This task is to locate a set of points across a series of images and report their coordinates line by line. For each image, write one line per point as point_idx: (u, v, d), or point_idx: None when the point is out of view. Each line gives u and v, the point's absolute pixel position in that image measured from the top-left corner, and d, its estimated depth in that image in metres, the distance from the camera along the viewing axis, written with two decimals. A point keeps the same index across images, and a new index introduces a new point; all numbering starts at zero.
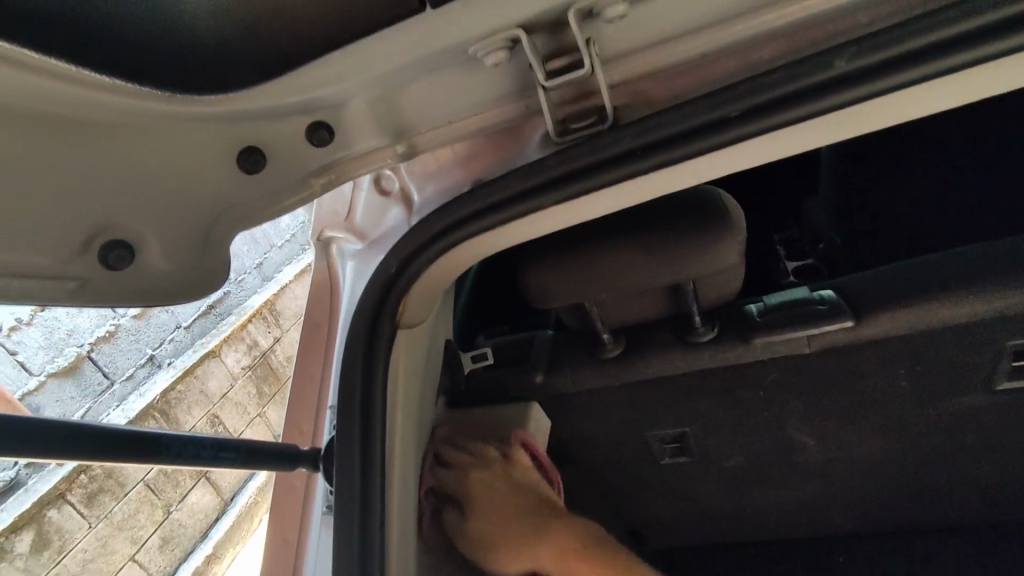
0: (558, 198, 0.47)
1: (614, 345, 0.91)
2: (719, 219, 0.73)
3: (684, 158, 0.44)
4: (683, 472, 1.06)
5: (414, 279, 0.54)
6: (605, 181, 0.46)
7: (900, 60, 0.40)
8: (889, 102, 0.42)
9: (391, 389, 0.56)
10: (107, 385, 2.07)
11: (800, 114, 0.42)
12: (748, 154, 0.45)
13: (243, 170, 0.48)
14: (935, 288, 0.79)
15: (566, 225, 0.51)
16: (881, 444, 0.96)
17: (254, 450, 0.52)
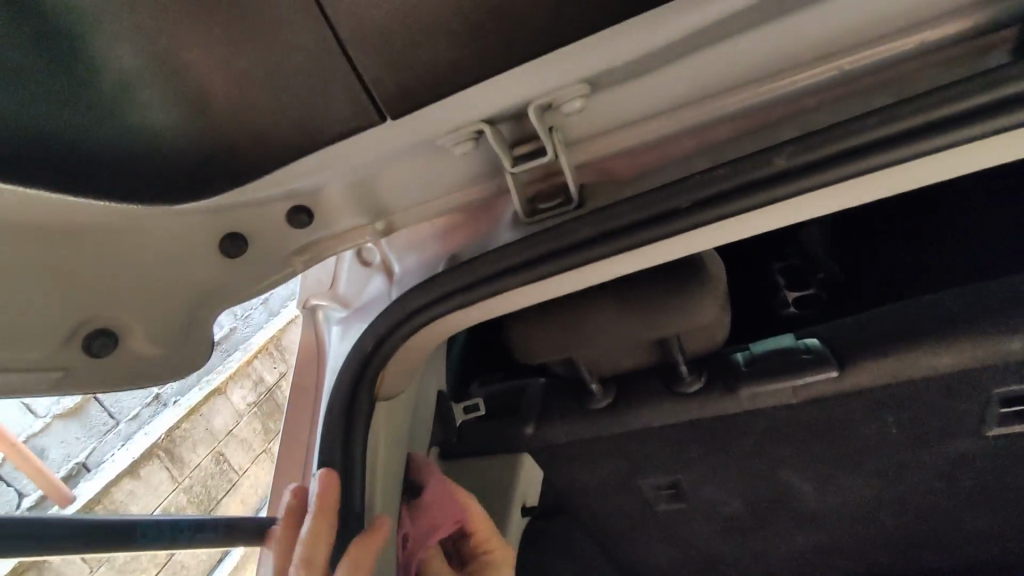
0: (526, 280, 0.50)
1: (603, 396, 0.92)
2: (698, 276, 0.75)
3: (640, 245, 0.47)
4: (680, 517, 1.05)
5: (392, 352, 0.57)
6: (567, 266, 0.49)
7: (845, 154, 0.42)
8: (836, 190, 0.44)
9: (371, 448, 0.60)
10: (113, 425, 2.13)
11: (752, 204, 0.44)
12: (705, 237, 0.48)
13: (225, 257, 0.50)
14: (916, 338, 0.80)
15: (538, 300, 0.54)
16: (877, 489, 0.95)
17: (236, 524, 0.54)
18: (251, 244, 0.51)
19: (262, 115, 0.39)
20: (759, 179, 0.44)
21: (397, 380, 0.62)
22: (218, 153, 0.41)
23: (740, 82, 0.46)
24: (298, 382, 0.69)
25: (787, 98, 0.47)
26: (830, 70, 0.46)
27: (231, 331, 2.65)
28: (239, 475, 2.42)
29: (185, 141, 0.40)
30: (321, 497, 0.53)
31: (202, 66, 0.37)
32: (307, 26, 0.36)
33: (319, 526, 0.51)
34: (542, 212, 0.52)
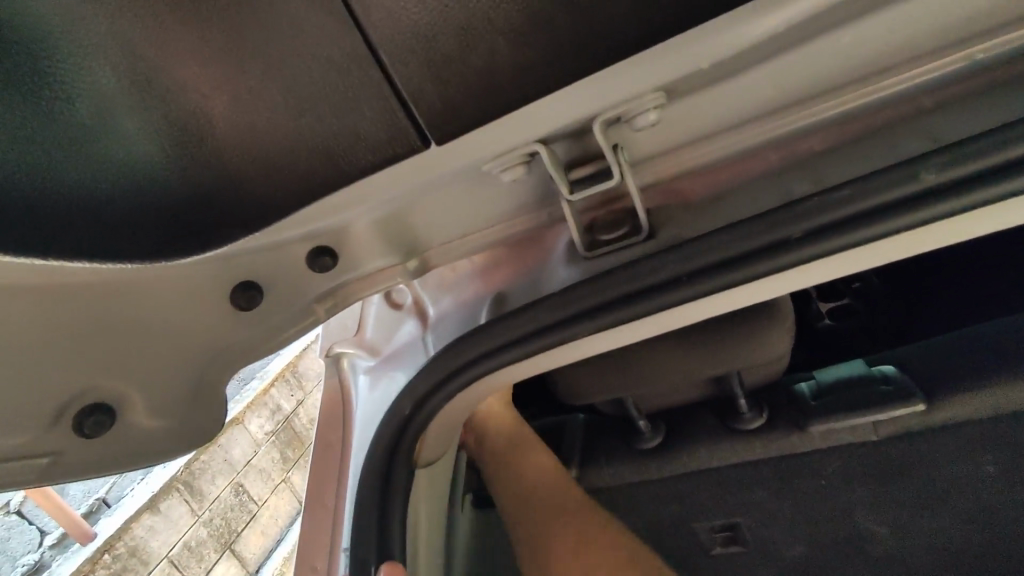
0: (589, 331, 0.42)
1: (652, 435, 0.84)
2: (763, 304, 0.67)
3: (737, 283, 0.39)
4: (738, 563, 0.95)
5: (435, 410, 0.49)
6: (644, 311, 0.40)
7: (998, 170, 0.33)
8: (981, 214, 0.35)
9: (411, 520, 0.53)
10: None
11: (874, 235, 0.36)
12: (810, 274, 0.39)
13: (239, 309, 0.43)
14: (1010, 364, 0.71)
15: (600, 350, 0.46)
16: (961, 530, 0.85)
17: None
18: (268, 292, 0.44)
19: (279, 145, 0.33)
20: (884, 203, 0.35)
21: (438, 442, 0.54)
22: (223, 191, 0.34)
23: (843, 83, 0.39)
24: (323, 438, 0.62)
25: (898, 100, 0.40)
26: (952, 65, 0.38)
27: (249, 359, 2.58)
28: (258, 506, 2.35)
29: (184, 179, 0.33)
30: None
31: (206, 90, 0.30)
32: (333, 34, 0.29)
33: None
34: (604, 245, 0.44)
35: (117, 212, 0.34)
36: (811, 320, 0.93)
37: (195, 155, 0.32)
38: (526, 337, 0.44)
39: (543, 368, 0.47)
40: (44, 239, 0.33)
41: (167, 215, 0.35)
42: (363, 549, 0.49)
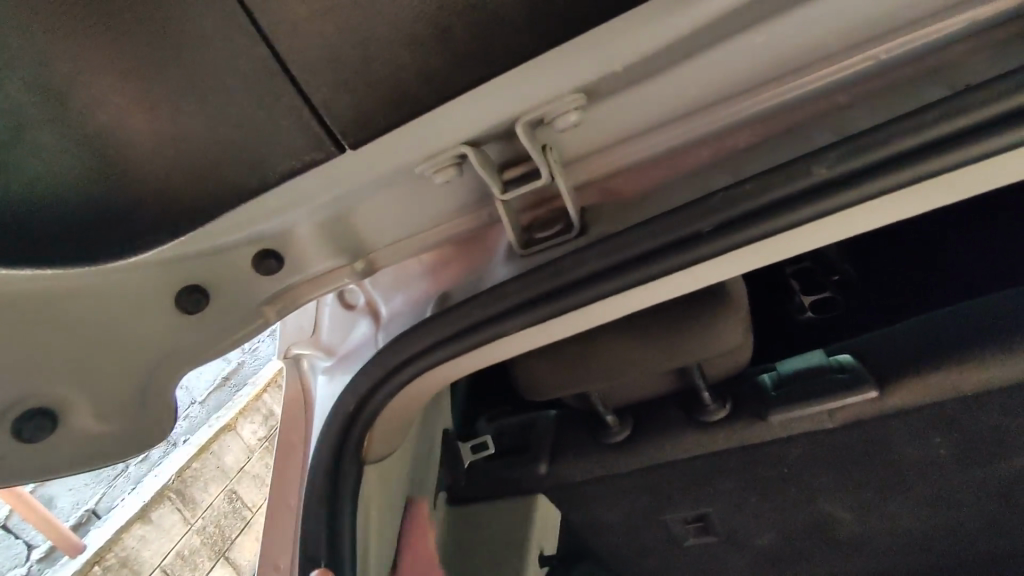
0: (524, 324, 0.44)
1: (620, 429, 0.85)
2: (717, 297, 0.68)
3: (658, 275, 0.40)
4: (711, 552, 0.97)
5: (384, 405, 0.50)
6: (573, 304, 0.42)
7: (890, 161, 0.35)
8: (879, 203, 0.37)
9: (362, 516, 0.54)
10: (121, 469, 2.08)
11: (783, 224, 0.38)
12: (730, 264, 0.41)
13: (183, 313, 0.45)
14: (958, 351, 0.73)
15: (538, 343, 0.48)
16: (925, 513, 0.87)
17: None
18: (212, 296, 0.45)
19: (201, 154, 0.34)
20: (791, 195, 0.37)
21: (388, 438, 0.56)
22: (155, 200, 0.35)
23: (760, 81, 0.40)
24: (283, 439, 0.63)
25: (815, 97, 0.41)
26: (862, 62, 0.40)
27: (238, 365, 2.58)
28: (252, 512, 2.33)
29: (115, 188, 0.34)
30: None
31: (125, 104, 0.31)
32: (241, 46, 0.30)
33: None
34: (539, 242, 0.46)
35: (50, 222, 0.34)
36: (793, 312, 0.94)
37: (124, 165, 0.33)
38: (465, 332, 0.45)
39: (488, 362, 0.49)
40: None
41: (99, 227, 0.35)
42: (314, 546, 0.50)
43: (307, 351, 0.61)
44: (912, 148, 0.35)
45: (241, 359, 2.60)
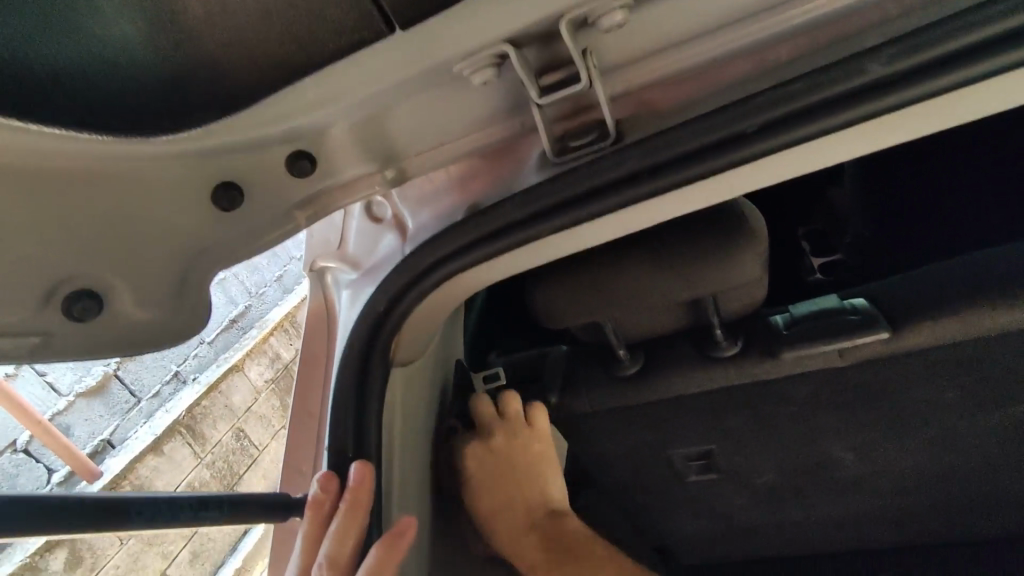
0: (554, 228, 0.46)
1: (632, 362, 0.87)
2: (737, 228, 0.69)
3: (693, 179, 0.42)
4: (710, 489, 1.01)
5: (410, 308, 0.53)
6: (608, 206, 0.44)
7: (924, 69, 0.37)
8: (908, 116, 0.39)
9: (388, 415, 0.57)
10: (134, 402, 2.11)
11: (815, 131, 0.39)
12: (756, 175, 0.43)
13: (220, 209, 0.46)
14: (975, 293, 0.74)
15: (565, 253, 0.50)
16: (924, 456, 0.90)
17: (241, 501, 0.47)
18: (249, 191, 0.46)
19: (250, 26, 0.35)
20: (827, 99, 0.38)
21: (412, 344, 0.58)
22: (202, 70, 0.37)
23: None
24: (308, 349, 0.64)
25: (863, 7, 0.40)
26: None
27: (246, 309, 2.57)
28: (258, 450, 2.41)
29: (167, 57, 0.36)
30: (356, 492, 0.50)
31: None
32: None
33: (353, 519, 0.49)
34: (574, 150, 0.46)
35: (113, 88, 0.37)
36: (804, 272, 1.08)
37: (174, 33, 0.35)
38: (494, 237, 0.47)
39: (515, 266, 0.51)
40: (47, 107, 0.37)
41: (155, 94, 0.38)
42: (341, 437, 0.53)
43: (333, 264, 0.61)
44: (947, 54, 0.36)
45: (250, 302, 2.58)
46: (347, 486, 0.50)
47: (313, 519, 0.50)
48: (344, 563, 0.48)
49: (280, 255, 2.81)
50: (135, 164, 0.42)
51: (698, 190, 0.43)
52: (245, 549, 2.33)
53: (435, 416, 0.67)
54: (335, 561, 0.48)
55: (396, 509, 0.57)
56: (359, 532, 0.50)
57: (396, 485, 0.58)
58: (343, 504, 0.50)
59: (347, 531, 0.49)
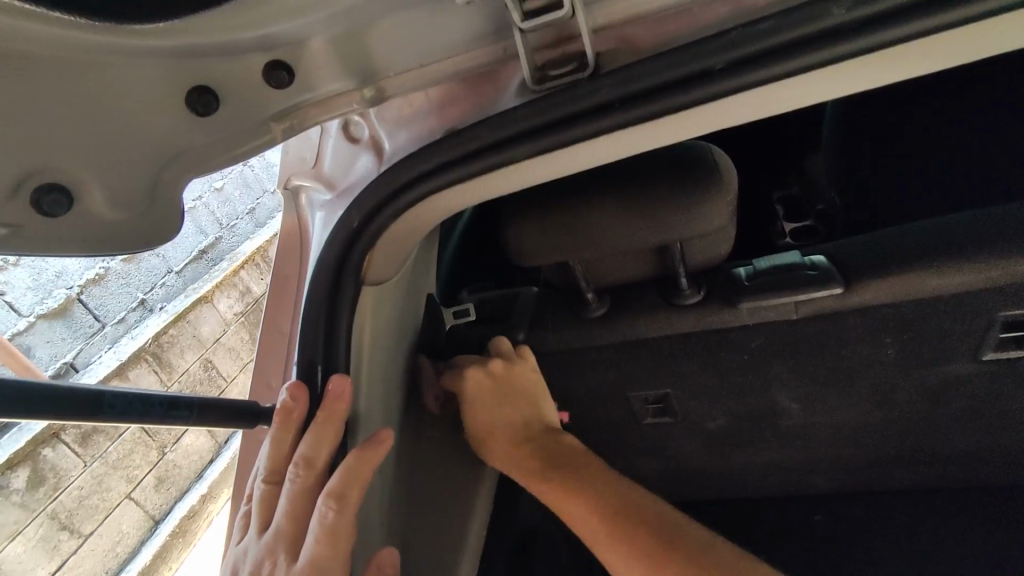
0: (535, 150, 0.48)
1: (598, 305, 0.89)
2: (708, 176, 0.71)
3: (666, 111, 0.45)
4: (664, 432, 1.06)
5: (389, 224, 0.56)
6: (586, 134, 0.47)
7: (892, 15, 0.39)
8: (870, 61, 0.41)
9: (357, 332, 0.60)
10: (98, 327, 2.10)
11: (783, 71, 0.42)
12: (726, 111, 0.46)
13: (197, 115, 0.46)
14: (925, 256, 0.77)
15: (543, 175, 0.53)
16: (863, 409, 0.96)
17: (209, 405, 0.51)
18: (224, 98, 0.46)
19: None
20: (798, 38, 0.41)
21: (385, 264, 0.61)
22: None
23: None
24: (282, 266, 0.65)
25: None
26: None
27: (215, 239, 2.54)
28: (225, 383, 2.39)
29: None
30: (331, 403, 0.54)
31: None
32: None
33: (325, 427, 0.53)
34: (553, 80, 0.46)
35: None
36: (775, 237, 1.16)
37: None
38: (476, 155, 0.50)
39: (492, 187, 0.54)
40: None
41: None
42: (312, 347, 0.57)
43: (308, 183, 0.61)
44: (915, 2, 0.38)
45: (219, 233, 2.56)
46: (321, 396, 0.54)
47: (287, 429, 0.54)
48: (321, 465, 0.53)
49: (253, 188, 2.74)
50: (108, 58, 0.42)
51: (670, 122, 0.46)
52: (211, 476, 2.37)
53: (405, 340, 0.69)
54: (312, 463, 0.53)
55: (361, 423, 0.60)
56: (334, 438, 0.54)
57: (362, 401, 0.61)
58: (318, 415, 0.54)
59: (322, 436, 0.53)
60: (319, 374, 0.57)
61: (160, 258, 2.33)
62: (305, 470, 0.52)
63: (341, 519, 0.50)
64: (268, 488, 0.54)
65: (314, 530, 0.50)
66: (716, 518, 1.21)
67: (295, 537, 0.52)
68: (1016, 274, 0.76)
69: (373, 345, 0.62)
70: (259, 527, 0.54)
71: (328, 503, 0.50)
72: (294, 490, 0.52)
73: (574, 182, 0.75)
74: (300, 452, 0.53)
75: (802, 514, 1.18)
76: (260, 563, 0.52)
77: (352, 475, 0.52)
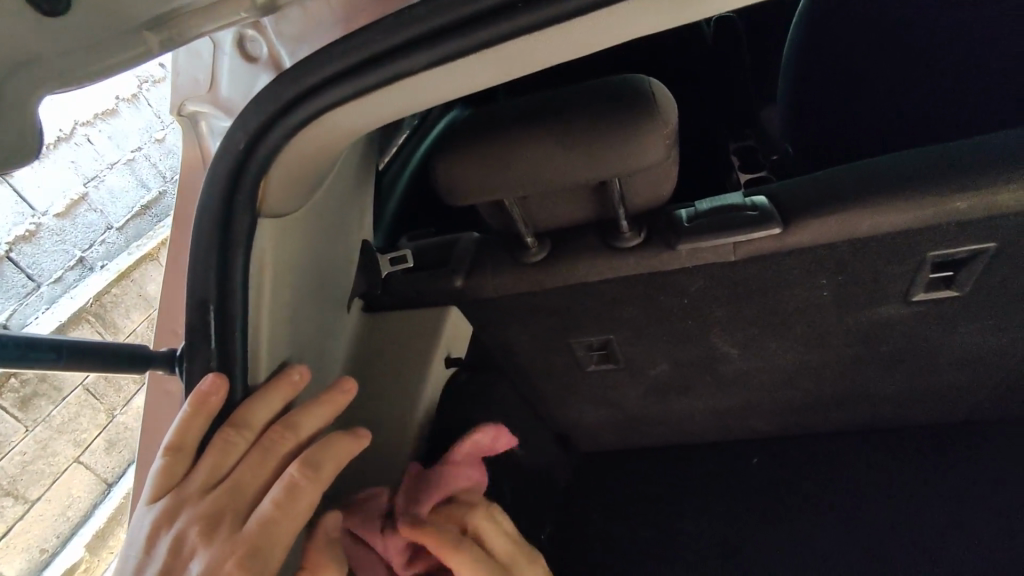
0: (432, 60, 0.45)
1: (538, 249, 0.86)
2: (646, 107, 0.69)
3: (581, 13, 0.42)
4: (608, 379, 1.06)
5: (283, 145, 0.51)
6: (496, 37, 0.43)
7: None
8: None
9: (256, 267, 0.56)
10: (34, 287, 1.90)
11: None
12: (628, 19, 0.43)
13: (44, 13, 0.40)
14: (860, 195, 0.77)
15: (449, 90, 0.50)
16: (800, 351, 0.97)
17: (80, 349, 0.50)
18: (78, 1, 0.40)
19: None
20: None
21: (282, 194, 0.56)
22: None
23: None
24: (184, 206, 0.63)
25: None
26: None
27: None
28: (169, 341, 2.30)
29: None
30: (339, 400, 0.59)
31: None
32: None
33: (323, 413, 0.57)
34: None
35: None
36: None
37: None
38: (365, 68, 0.46)
39: (401, 103, 0.51)
40: None
41: None
42: (201, 289, 0.54)
43: (204, 107, 0.55)
44: None
45: None
46: (333, 385, 0.59)
47: (284, 396, 0.57)
48: (304, 435, 0.56)
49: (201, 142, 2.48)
50: None
51: (585, 27, 0.43)
52: None
53: (316, 273, 0.67)
54: (299, 432, 0.55)
55: (261, 362, 0.58)
56: (324, 421, 0.57)
57: (262, 342, 0.58)
58: (323, 395, 0.58)
59: (319, 415, 0.57)
60: (211, 317, 0.54)
61: (97, 212, 2.04)
62: (288, 435, 0.54)
63: (312, 489, 0.52)
64: (223, 441, 0.52)
65: (275, 493, 0.51)
66: (659, 464, 1.23)
67: (249, 499, 0.51)
68: (948, 212, 0.76)
69: (274, 286, 0.59)
70: (200, 483, 0.51)
71: (306, 470, 0.52)
72: (264, 449, 0.53)
73: (506, 115, 0.72)
74: (292, 417, 0.56)
75: (744, 457, 1.20)
76: (200, 521, 0.49)
77: (338, 456, 0.55)
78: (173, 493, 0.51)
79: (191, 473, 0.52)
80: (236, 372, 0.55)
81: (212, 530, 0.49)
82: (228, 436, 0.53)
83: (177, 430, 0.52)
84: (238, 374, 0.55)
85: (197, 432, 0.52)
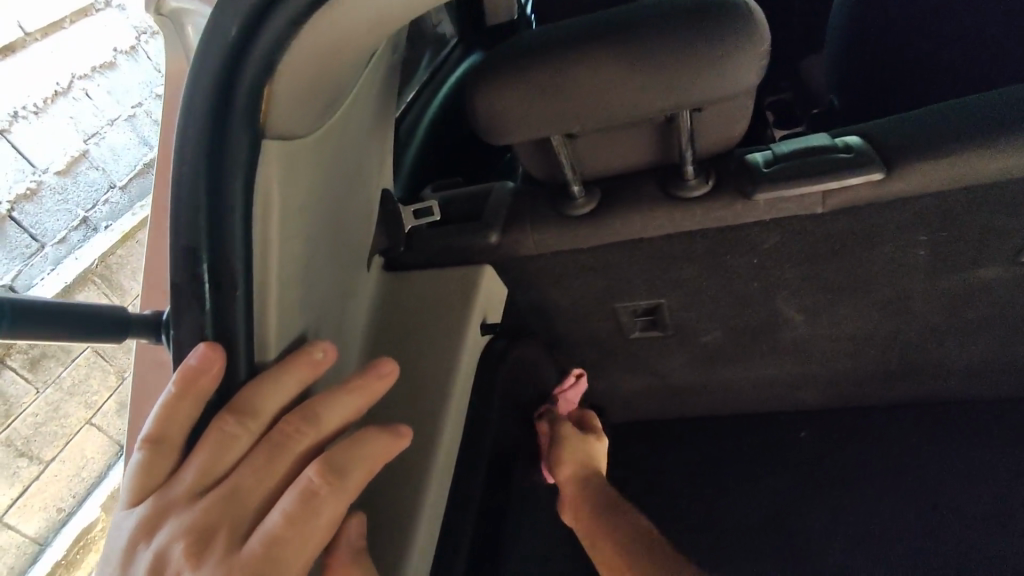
0: None
1: (586, 200, 0.75)
2: (733, 16, 0.56)
3: None
4: (652, 347, 0.95)
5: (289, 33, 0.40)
6: None
7: None
8: None
9: (260, 200, 0.45)
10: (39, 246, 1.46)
11: None
12: None
13: None
14: (975, 134, 0.65)
15: None
16: (877, 317, 0.86)
17: (30, 311, 0.40)
18: None
19: None
20: None
21: (291, 106, 0.44)
22: None
23: None
24: None
25: None
26: None
27: None
28: None
29: None
30: (371, 391, 0.49)
31: None
32: None
33: (352, 404, 0.47)
34: None
35: None
36: None
37: None
38: None
39: None
40: None
41: None
42: (188, 233, 0.43)
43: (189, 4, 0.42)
44: None
45: None
46: (365, 371, 0.49)
47: (301, 377, 0.46)
48: (327, 430, 0.46)
49: None
50: None
51: None
52: None
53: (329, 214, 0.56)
54: (321, 425, 0.45)
55: (269, 324, 0.47)
56: (353, 412, 0.48)
57: (271, 296, 0.47)
58: (351, 380, 0.48)
59: (347, 405, 0.47)
60: (204, 267, 0.43)
61: (98, 170, 1.57)
62: (307, 429, 0.45)
63: (333, 501, 0.43)
64: (219, 432, 0.42)
65: (286, 506, 0.41)
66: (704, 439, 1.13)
67: (251, 507, 0.42)
68: None
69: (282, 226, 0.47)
70: (189, 484, 0.42)
71: (328, 476, 0.43)
72: (274, 445, 0.43)
73: (558, 31, 0.59)
74: (313, 406, 0.46)
75: None
76: (188, 536, 0.40)
77: (367, 461, 0.46)
78: (158, 494, 0.42)
79: (180, 470, 0.42)
80: (238, 338, 0.44)
81: (204, 548, 0.40)
82: (227, 427, 0.43)
83: (159, 417, 0.42)
84: (242, 342, 0.45)
85: (185, 419, 0.42)
